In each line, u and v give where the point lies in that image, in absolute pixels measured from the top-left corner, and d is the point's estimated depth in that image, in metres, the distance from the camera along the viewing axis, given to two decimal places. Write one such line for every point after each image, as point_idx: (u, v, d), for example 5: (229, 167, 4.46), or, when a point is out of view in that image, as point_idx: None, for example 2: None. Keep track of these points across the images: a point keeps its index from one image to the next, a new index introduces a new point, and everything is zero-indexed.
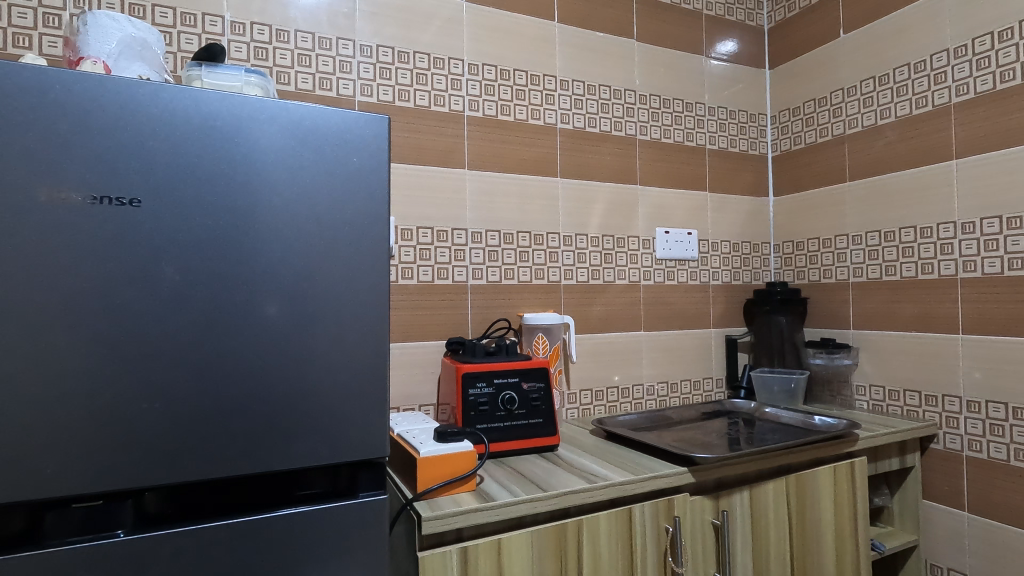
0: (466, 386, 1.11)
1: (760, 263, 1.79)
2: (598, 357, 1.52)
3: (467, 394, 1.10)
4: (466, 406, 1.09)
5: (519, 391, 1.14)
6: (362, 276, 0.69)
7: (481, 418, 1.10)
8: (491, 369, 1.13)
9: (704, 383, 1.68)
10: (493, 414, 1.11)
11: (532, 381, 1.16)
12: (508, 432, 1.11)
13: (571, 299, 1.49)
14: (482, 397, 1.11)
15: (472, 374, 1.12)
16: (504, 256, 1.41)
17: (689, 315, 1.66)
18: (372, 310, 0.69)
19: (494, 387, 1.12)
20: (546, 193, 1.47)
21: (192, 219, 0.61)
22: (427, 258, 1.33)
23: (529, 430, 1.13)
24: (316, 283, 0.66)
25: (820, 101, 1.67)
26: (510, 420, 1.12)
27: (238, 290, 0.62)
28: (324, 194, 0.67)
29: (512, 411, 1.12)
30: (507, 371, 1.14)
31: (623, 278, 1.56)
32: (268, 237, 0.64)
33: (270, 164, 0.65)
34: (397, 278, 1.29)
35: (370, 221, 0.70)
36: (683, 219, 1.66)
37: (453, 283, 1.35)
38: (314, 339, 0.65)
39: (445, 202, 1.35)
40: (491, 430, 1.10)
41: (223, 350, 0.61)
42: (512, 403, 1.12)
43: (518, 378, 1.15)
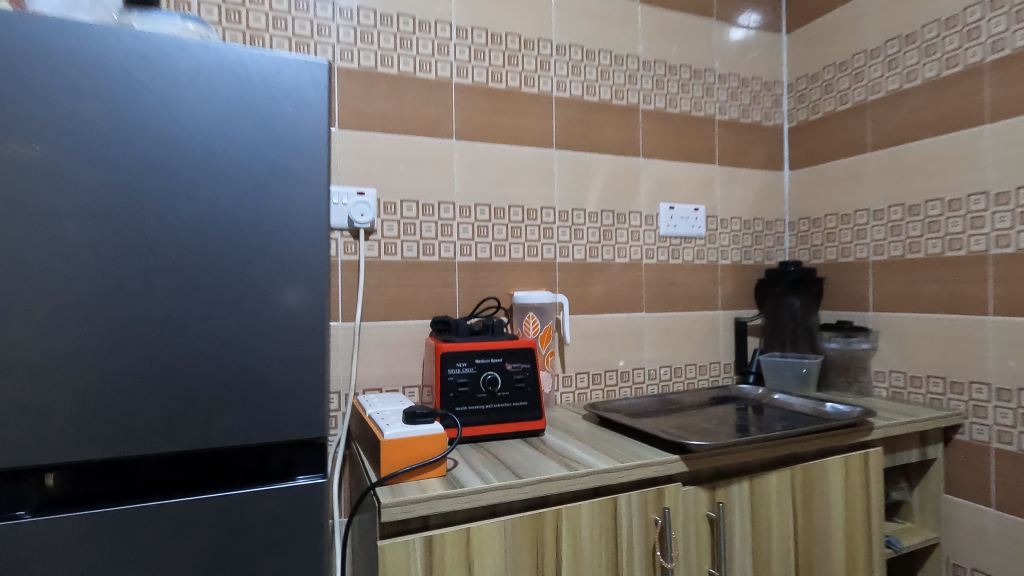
0: (445, 365, 1.05)
1: (774, 242, 1.68)
2: (596, 339, 1.44)
3: (445, 373, 1.04)
4: (444, 387, 1.04)
5: (503, 372, 1.07)
6: (299, 237, 0.62)
7: (459, 399, 1.04)
8: (472, 348, 1.06)
9: (711, 368, 1.59)
10: (473, 395, 1.05)
11: (517, 361, 1.08)
12: (489, 415, 1.05)
13: (566, 278, 1.41)
14: (462, 378, 1.05)
15: (451, 353, 1.05)
16: (494, 231, 1.34)
17: (695, 295, 1.57)
18: (310, 275, 0.63)
19: (474, 367, 1.06)
20: (541, 165, 1.39)
21: (146, 182, 0.56)
22: (411, 233, 1.26)
23: (512, 413, 1.07)
24: (279, 265, 0.61)
25: (841, 66, 1.54)
26: (492, 402, 1.06)
27: (194, 264, 0.57)
28: (294, 169, 0.62)
29: (494, 393, 1.06)
30: (489, 351, 1.07)
31: (623, 255, 1.48)
32: (231, 209, 0.59)
33: (224, 121, 0.59)
34: (379, 254, 1.23)
35: (309, 178, 0.63)
36: (690, 194, 1.56)
37: (439, 260, 1.29)
38: (272, 318, 0.61)
39: (431, 174, 1.28)
40: (470, 412, 1.04)
41: (177, 326, 0.57)
42: (494, 385, 1.06)
43: (502, 358, 1.08)
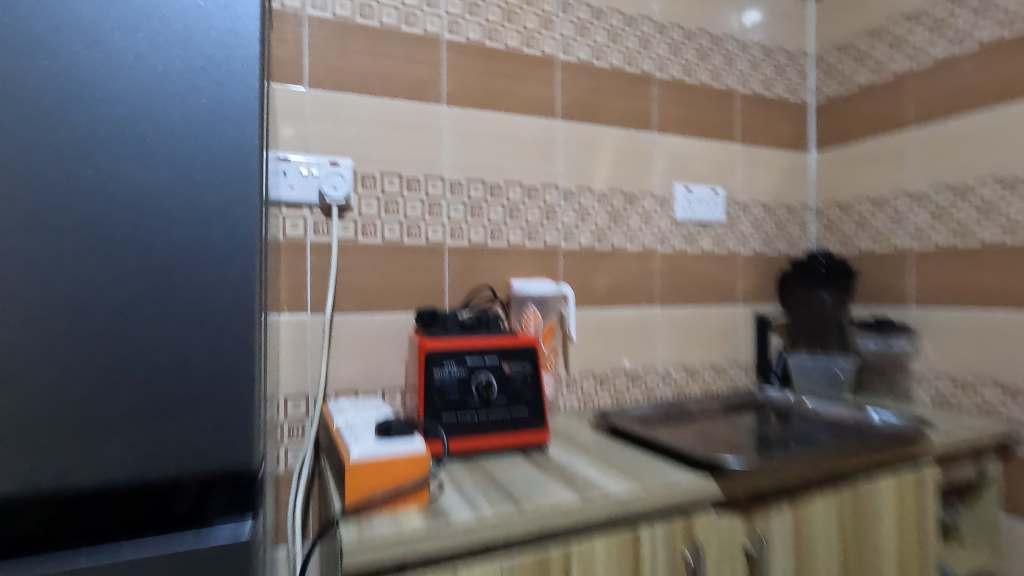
0: (429, 366, 0.87)
1: (798, 230, 1.52)
2: (603, 336, 1.27)
3: (429, 375, 0.87)
4: (429, 391, 0.86)
5: (499, 375, 0.90)
6: (217, 194, 0.44)
7: (447, 407, 0.87)
8: (461, 345, 0.89)
9: (730, 369, 1.42)
10: (463, 402, 0.88)
11: (515, 361, 0.91)
12: (483, 426, 0.88)
13: (571, 267, 1.24)
14: (450, 381, 0.88)
15: (436, 351, 0.88)
16: (490, 212, 1.17)
17: (713, 289, 1.40)
18: (233, 247, 0.45)
19: (465, 368, 0.89)
20: (543, 138, 1.22)
21: (15, 133, 0.39)
22: (393, 211, 1.09)
23: (510, 423, 0.90)
24: (213, 256, 0.44)
25: (877, 33, 1.38)
26: (486, 410, 0.89)
27: (50, 227, 0.40)
28: (222, 106, 0.45)
29: (488, 399, 0.89)
30: (481, 348, 0.90)
31: (634, 242, 1.31)
32: (119, 154, 0.42)
33: (105, 24, 0.41)
34: (356, 235, 1.06)
35: (231, 112, 0.45)
36: (708, 175, 1.40)
37: (426, 243, 1.11)
38: (178, 306, 0.43)
39: (417, 145, 1.11)
40: (460, 422, 0.87)
41: (60, 336, 0.40)
42: (488, 389, 0.89)
43: (497, 357, 0.91)
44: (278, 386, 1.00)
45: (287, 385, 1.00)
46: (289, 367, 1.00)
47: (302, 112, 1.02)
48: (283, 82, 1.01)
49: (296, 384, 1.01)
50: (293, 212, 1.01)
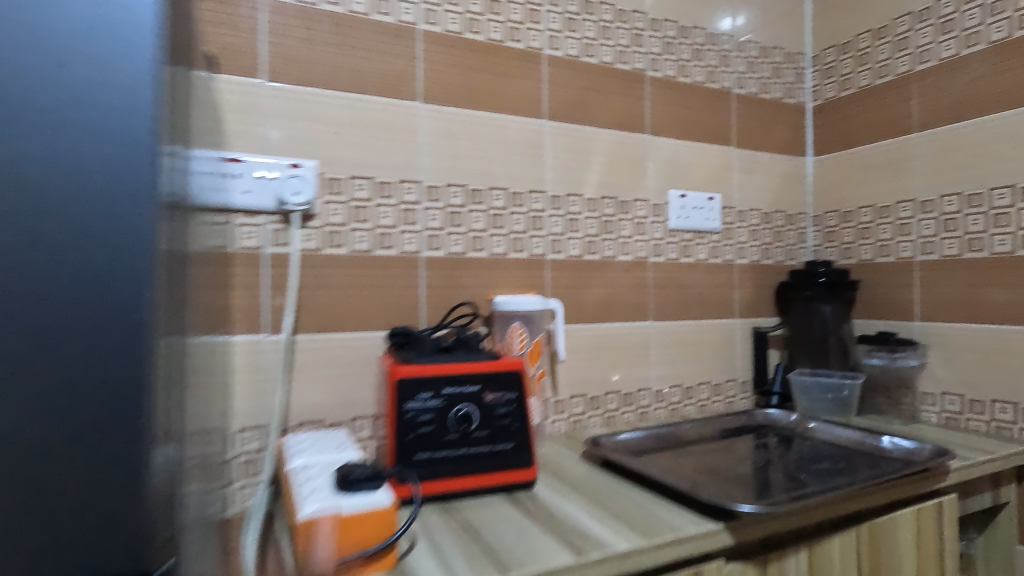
0: (401, 398, 0.77)
1: (796, 238, 1.44)
2: (594, 354, 1.17)
3: (401, 408, 0.76)
4: (401, 427, 0.76)
5: (481, 405, 0.80)
6: (101, 237, 0.38)
7: (421, 444, 0.77)
8: (438, 373, 0.79)
9: (726, 387, 1.34)
10: (440, 438, 0.77)
11: (499, 390, 0.81)
12: (462, 464, 0.78)
13: (559, 279, 1.14)
14: (425, 414, 0.77)
15: (409, 380, 0.77)
16: (470, 220, 1.06)
17: (709, 301, 1.32)
18: (126, 297, 0.38)
19: (442, 399, 0.78)
20: (528, 139, 1.12)
21: None
22: (362, 219, 0.98)
23: (493, 459, 0.79)
24: (105, 307, 0.38)
25: (879, 32, 1.31)
26: (466, 446, 0.79)
27: None
28: (105, 129, 0.38)
29: (468, 434, 0.79)
30: (460, 376, 0.80)
31: (627, 252, 1.22)
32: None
33: None
34: (321, 246, 0.95)
35: (117, 138, 0.38)
36: (704, 180, 1.31)
37: (400, 254, 1.00)
38: (62, 371, 0.37)
39: (390, 145, 1.00)
40: (437, 461, 0.77)
41: None
42: (468, 422, 0.78)
43: (479, 385, 0.80)
44: (232, 417, 0.88)
45: (242, 416, 0.89)
46: (245, 395, 0.89)
47: (259, 108, 0.91)
48: (238, 74, 0.89)
49: (253, 414, 0.90)
50: (249, 220, 0.90)
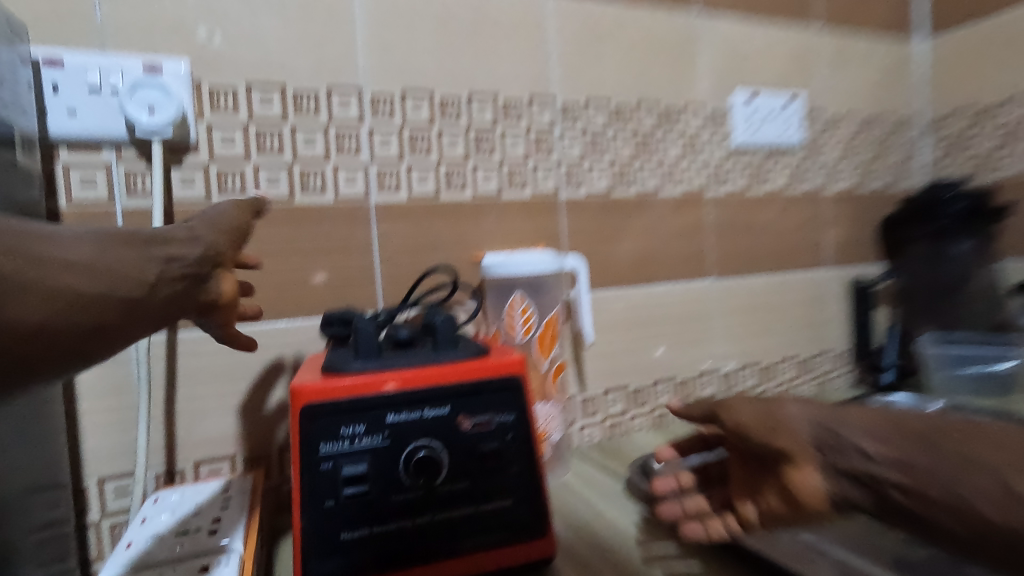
0: (311, 440, 0.44)
1: (905, 154, 1.05)
2: (634, 330, 0.83)
3: (312, 459, 0.44)
4: (311, 491, 0.44)
5: (451, 442, 0.47)
6: None
7: (351, 517, 0.45)
8: (375, 393, 0.46)
9: (817, 362, 0.99)
10: (383, 503, 0.45)
11: (483, 413, 0.48)
12: (424, 544, 0.46)
13: (579, 228, 0.79)
14: (354, 464, 0.45)
15: (324, 409, 0.45)
16: (443, 145, 0.72)
17: (791, 246, 0.95)
18: None
19: (383, 436, 0.46)
20: (524, 19, 0.75)
21: None
22: (273, 150, 0.64)
23: (473, 528, 0.48)
24: None
25: None
26: (429, 512, 0.47)
27: None
28: None
29: (432, 493, 0.47)
30: (415, 397, 0.46)
31: (675, 183, 0.86)
32: None
33: None
34: (210, 194, 0.62)
35: None
36: (779, 76, 0.93)
37: (337, 202, 0.67)
38: None
39: (308, 34, 0.65)
40: (380, 542, 0.45)
41: None
42: (431, 473, 0.46)
43: (447, 408, 0.47)
44: (86, 463, 0.58)
45: (103, 461, 0.59)
46: (103, 430, 0.59)
47: None
48: None
49: (118, 457, 0.59)
50: (82, 158, 0.57)
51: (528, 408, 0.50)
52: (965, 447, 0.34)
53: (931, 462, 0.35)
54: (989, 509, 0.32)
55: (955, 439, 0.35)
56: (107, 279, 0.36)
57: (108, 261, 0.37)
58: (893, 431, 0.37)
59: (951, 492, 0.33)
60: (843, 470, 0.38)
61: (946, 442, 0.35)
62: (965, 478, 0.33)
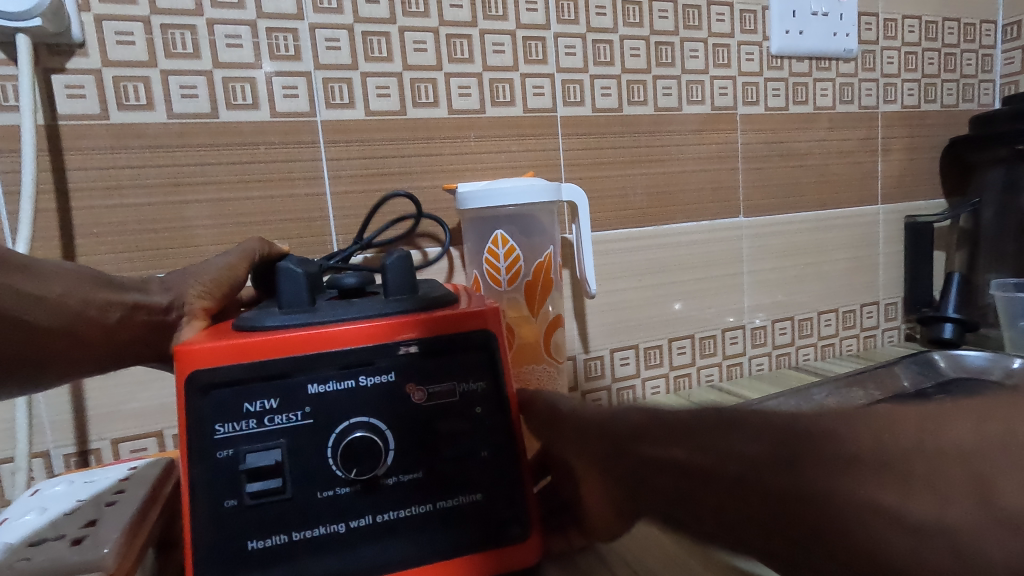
0: (199, 418, 0.31)
1: (975, 66, 0.88)
2: (647, 279, 0.70)
3: (203, 444, 0.31)
4: (200, 488, 0.31)
5: (400, 419, 0.33)
6: None
7: (260, 522, 0.31)
8: (286, 359, 0.32)
9: (862, 315, 0.85)
10: (305, 503, 0.32)
11: (439, 382, 0.34)
12: (367, 557, 0.33)
13: (580, 155, 0.65)
14: (261, 452, 0.31)
15: (216, 378, 0.31)
16: (407, 47, 0.58)
17: (837, 178, 0.80)
18: None
19: (303, 413, 0.32)
20: None
21: None
22: (185, 52, 0.51)
23: (432, 536, 0.33)
24: None
25: None
26: (372, 514, 0.33)
27: None
28: None
29: (375, 488, 0.33)
30: (345, 362, 0.33)
31: (697, 100, 0.71)
32: None
33: None
34: (106, 108, 0.49)
35: None
36: None
37: (274, 121, 0.54)
38: None
39: None
40: (302, 557, 0.32)
41: None
42: (369, 462, 0.32)
43: (393, 375, 0.33)
44: None
45: None
46: None
47: None
48: None
49: (12, 436, 0.48)
50: None
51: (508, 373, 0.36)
52: (717, 440, 0.27)
53: (692, 459, 0.27)
54: (754, 509, 0.25)
55: (707, 429, 0.28)
56: (70, 318, 0.36)
57: (81, 300, 0.37)
58: (660, 425, 0.30)
59: (709, 495, 0.26)
60: (618, 472, 0.31)
61: (716, 430, 0.28)
62: (719, 478, 0.26)
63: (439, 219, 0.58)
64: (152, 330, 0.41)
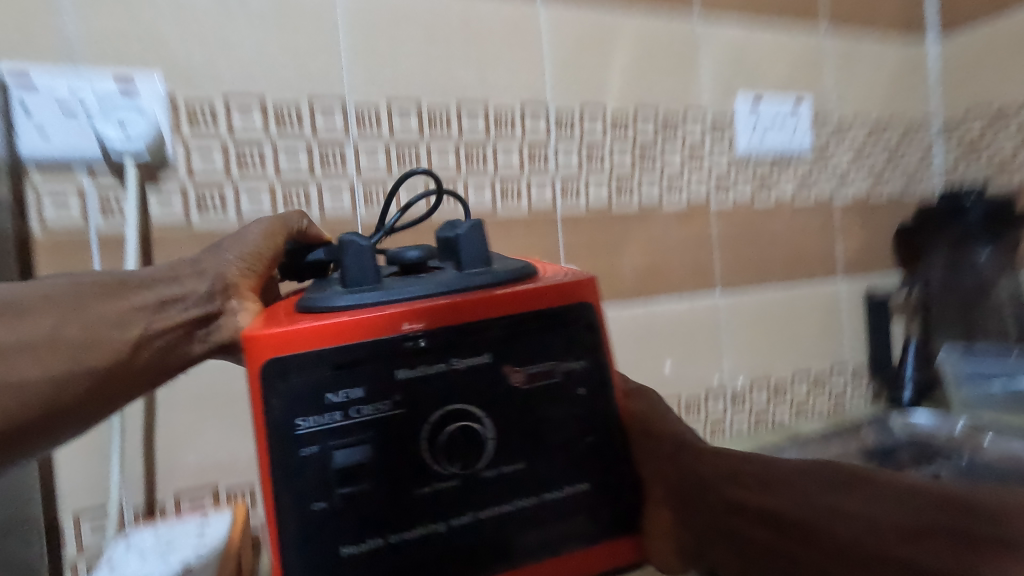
0: (288, 412, 0.34)
1: (917, 158, 1.01)
2: (637, 348, 0.80)
3: (293, 441, 0.34)
4: (293, 487, 0.34)
5: (493, 408, 0.36)
6: None
7: (355, 515, 0.34)
8: (370, 341, 0.35)
9: (832, 378, 0.95)
10: (402, 497, 0.35)
11: (538, 362, 0.37)
12: (471, 552, 0.35)
13: (577, 243, 0.76)
14: (352, 449, 0.34)
15: (303, 363, 0.35)
16: (433, 159, 0.69)
17: (802, 258, 0.91)
18: None
19: (393, 402, 0.35)
20: (515, 28, 0.73)
21: None
22: (252, 168, 0.62)
23: (534, 521, 0.37)
24: None
25: None
26: (471, 507, 0.36)
27: None
28: None
29: (474, 479, 0.36)
30: (429, 337, 0.36)
31: (676, 194, 0.82)
32: None
33: None
34: (188, 214, 0.60)
35: None
36: (784, 80, 0.90)
37: (321, 221, 0.65)
38: None
39: (293, 44, 0.63)
40: (399, 551, 0.35)
41: None
42: (466, 448, 0.35)
43: (486, 353, 0.37)
44: (59, 499, 0.55)
45: (79, 496, 0.56)
46: (76, 465, 0.56)
47: None
48: None
49: (92, 493, 0.56)
50: (55, 179, 0.55)
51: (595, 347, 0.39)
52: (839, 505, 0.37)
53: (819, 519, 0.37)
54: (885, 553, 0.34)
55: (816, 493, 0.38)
56: (83, 348, 0.42)
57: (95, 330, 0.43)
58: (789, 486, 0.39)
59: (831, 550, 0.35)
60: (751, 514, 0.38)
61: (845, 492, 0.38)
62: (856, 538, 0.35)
63: (461, 199, 0.53)
64: (186, 326, 0.48)
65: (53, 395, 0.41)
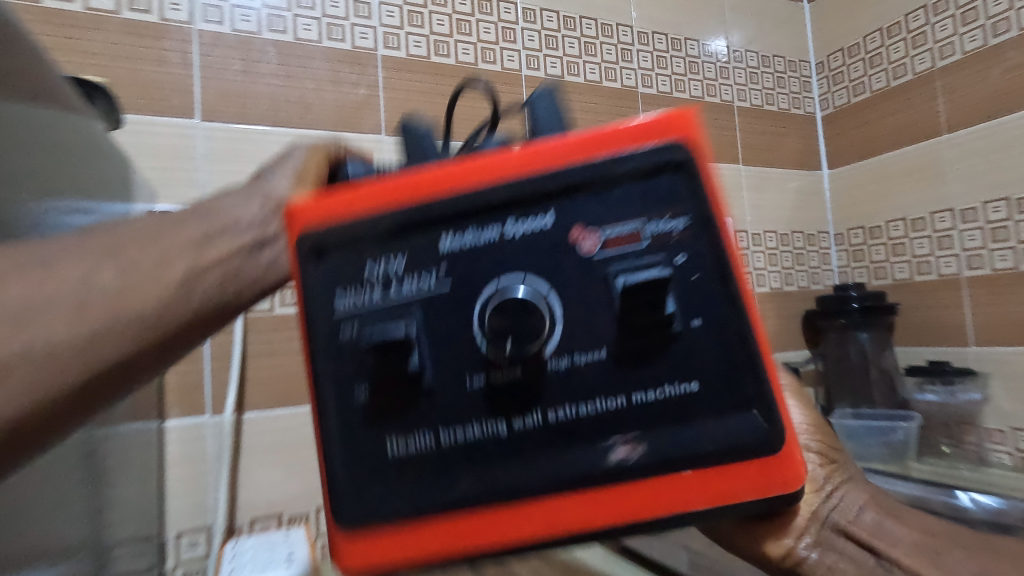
0: (325, 288, 0.33)
1: (818, 261, 1.30)
2: None
3: (332, 322, 0.33)
4: (335, 375, 0.33)
5: (564, 280, 0.31)
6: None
7: (403, 405, 0.32)
8: (406, 203, 0.32)
9: None
10: (456, 388, 0.31)
11: (624, 220, 0.31)
12: (549, 463, 0.31)
13: None
14: (392, 326, 0.31)
15: (333, 234, 0.33)
16: None
17: None
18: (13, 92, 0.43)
19: (436, 276, 0.32)
20: None
21: None
22: None
23: (645, 427, 0.31)
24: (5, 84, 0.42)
25: (891, 29, 1.20)
26: (552, 406, 0.31)
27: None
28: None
29: (543, 367, 0.31)
30: (470, 196, 0.31)
31: None
32: None
33: None
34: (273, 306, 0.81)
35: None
36: None
37: None
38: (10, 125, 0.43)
39: None
40: (454, 455, 0.32)
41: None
42: (525, 326, 0.30)
43: (548, 210, 0.31)
44: (166, 521, 0.72)
45: (181, 519, 0.73)
46: (182, 494, 0.74)
47: (193, 152, 0.78)
48: (168, 115, 0.78)
49: (190, 517, 0.74)
50: None
51: (687, 199, 0.31)
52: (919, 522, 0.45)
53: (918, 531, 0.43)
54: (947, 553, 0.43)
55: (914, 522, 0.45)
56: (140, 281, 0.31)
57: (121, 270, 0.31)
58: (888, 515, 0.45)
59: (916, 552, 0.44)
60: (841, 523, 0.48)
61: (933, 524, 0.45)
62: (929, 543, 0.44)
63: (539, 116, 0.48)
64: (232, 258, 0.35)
65: (96, 354, 0.29)
